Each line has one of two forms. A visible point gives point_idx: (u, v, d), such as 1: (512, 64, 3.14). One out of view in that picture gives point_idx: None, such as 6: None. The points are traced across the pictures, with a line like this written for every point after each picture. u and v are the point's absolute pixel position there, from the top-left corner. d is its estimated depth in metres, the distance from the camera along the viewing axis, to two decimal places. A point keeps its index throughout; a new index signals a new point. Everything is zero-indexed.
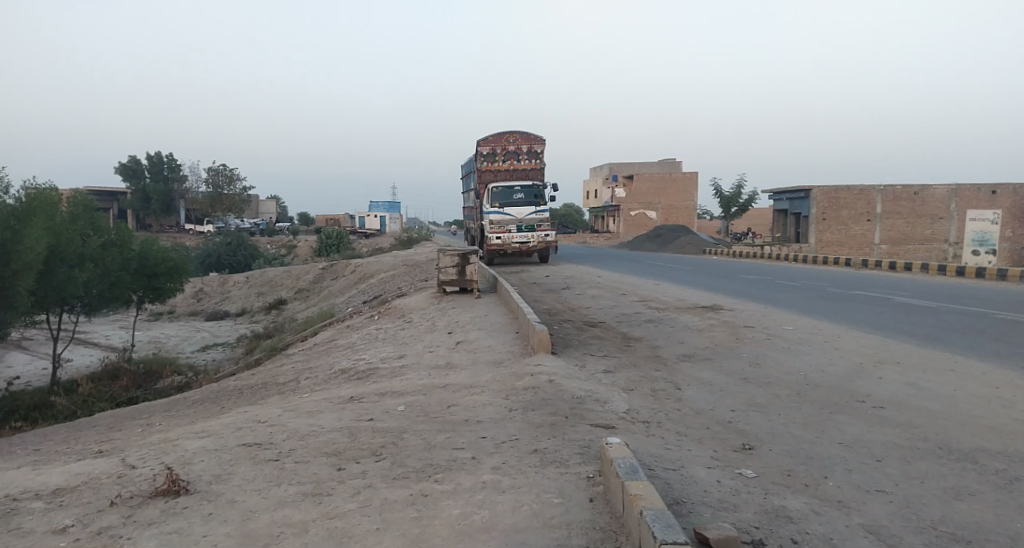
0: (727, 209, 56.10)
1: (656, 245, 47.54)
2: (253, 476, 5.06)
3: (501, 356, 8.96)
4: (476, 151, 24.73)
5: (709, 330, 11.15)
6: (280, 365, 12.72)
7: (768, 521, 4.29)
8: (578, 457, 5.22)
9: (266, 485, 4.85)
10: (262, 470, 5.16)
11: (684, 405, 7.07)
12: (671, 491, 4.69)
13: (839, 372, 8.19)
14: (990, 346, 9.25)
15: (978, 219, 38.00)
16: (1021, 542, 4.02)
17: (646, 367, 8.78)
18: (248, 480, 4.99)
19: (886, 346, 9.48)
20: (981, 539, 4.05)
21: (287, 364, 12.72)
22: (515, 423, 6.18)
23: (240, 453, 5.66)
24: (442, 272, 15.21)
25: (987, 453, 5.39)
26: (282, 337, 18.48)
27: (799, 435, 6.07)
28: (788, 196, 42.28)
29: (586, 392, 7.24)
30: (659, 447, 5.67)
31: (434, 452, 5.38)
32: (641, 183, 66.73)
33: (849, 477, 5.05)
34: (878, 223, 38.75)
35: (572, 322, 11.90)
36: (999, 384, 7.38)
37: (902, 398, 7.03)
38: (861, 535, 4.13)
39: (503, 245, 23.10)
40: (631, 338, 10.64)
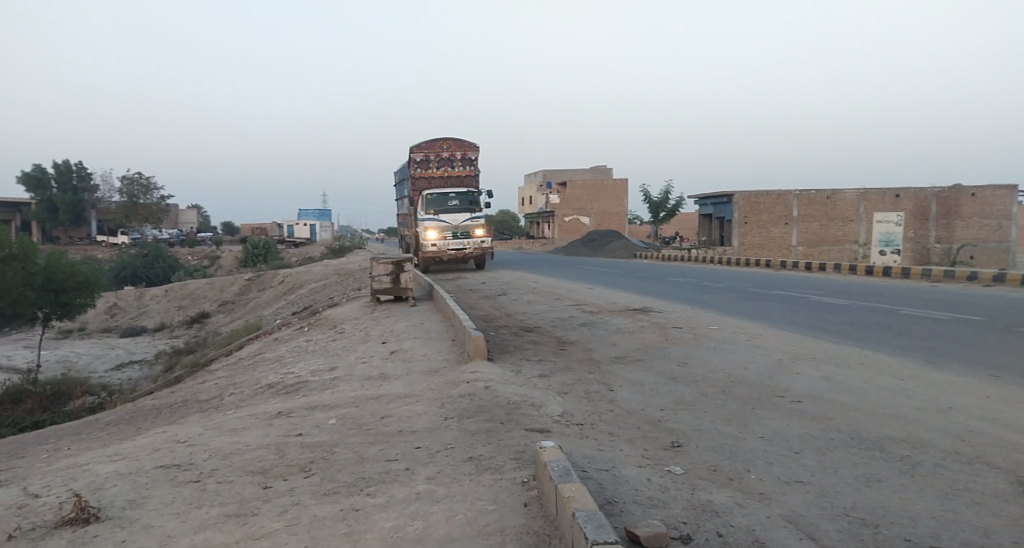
0: (655, 214, 57.47)
1: (590, 249, 48.32)
2: (171, 498, 4.90)
3: (436, 365, 8.94)
4: (409, 158, 24.59)
5: (640, 332, 11.41)
6: (203, 382, 12.29)
7: (695, 517, 4.43)
8: (513, 462, 5.29)
9: (186, 507, 4.70)
10: (181, 492, 4.99)
11: (616, 406, 7.22)
12: (603, 492, 4.79)
13: (761, 370, 8.51)
14: (897, 341, 9.77)
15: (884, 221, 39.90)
16: (923, 523, 4.27)
17: (580, 370, 8.92)
18: (165, 503, 4.82)
19: (804, 343, 9.89)
20: (888, 523, 4.29)
21: (210, 380, 12.32)
22: (450, 431, 6.18)
23: (158, 475, 5.46)
24: (375, 280, 15.05)
25: (893, 441, 5.72)
26: (203, 353, 17.86)
27: (724, 431, 6.29)
28: (712, 201, 43.82)
29: (521, 396, 7.31)
30: (592, 449, 5.78)
31: (366, 465, 5.33)
32: (574, 189, 67.72)
33: (770, 470, 5.27)
34: (794, 226, 40.35)
35: (508, 328, 11.96)
36: (904, 375, 7.83)
37: (818, 392, 7.36)
38: (781, 525, 4.30)
39: (438, 253, 23.02)
40: (566, 342, 10.78)
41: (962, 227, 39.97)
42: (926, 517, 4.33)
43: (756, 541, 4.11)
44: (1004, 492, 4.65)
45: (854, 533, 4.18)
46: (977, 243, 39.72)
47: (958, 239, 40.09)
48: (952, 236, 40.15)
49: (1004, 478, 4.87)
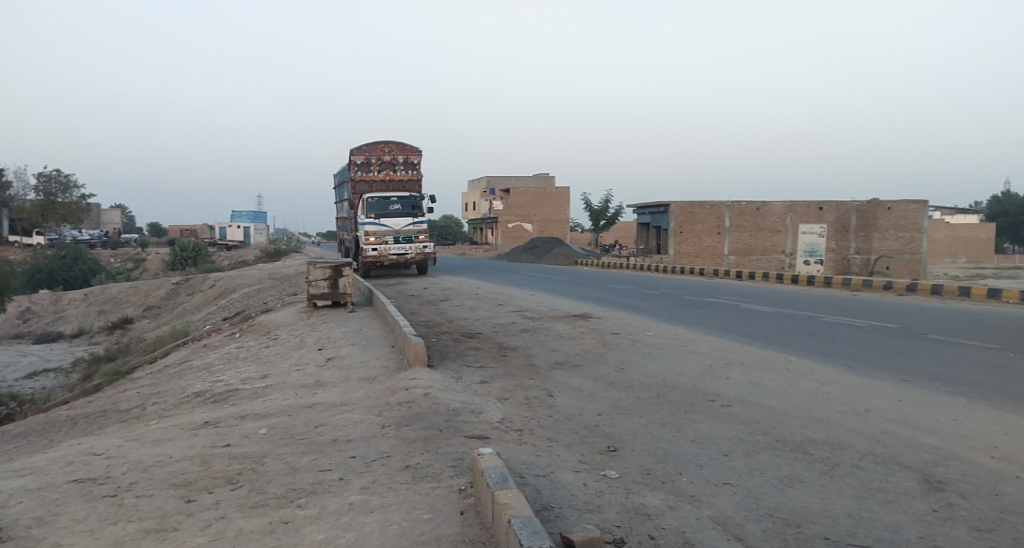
0: (596, 222, 58.26)
1: (532, 255, 48.65)
2: (84, 515, 4.72)
3: (373, 372, 8.84)
4: (350, 160, 24.29)
5: (579, 338, 11.55)
6: (123, 391, 11.82)
7: (628, 520, 4.53)
8: (451, 470, 5.30)
9: (100, 524, 4.53)
10: (95, 508, 4.81)
11: (555, 412, 7.30)
12: (541, 497, 4.84)
13: (693, 374, 8.75)
14: (821, 346, 10.17)
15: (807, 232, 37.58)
16: (840, 521, 4.47)
17: (520, 375, 8.97)
18: (77, 520, 4.63)
19: (734, 349, 10.20)
20: (808, 522, 4.46)
21: (130, 389, 11.86)
22: (387, 439, 6.14)
23: (70, 491, 5.24)
24: (313, 285, 14.80)
25: (814, 443, 5.96)
26: (125, 360, 17.17)
27: (658, 435, 6.43)
28: (650, 211, 44.89)
29: (461, 403, 7.32)
30: (530, 455, 5.82)
31: (298, 475, 5.24)
32: (518, 196, 68.06)
33: (700, 472, 5.42)
34: (726, 236, 41.55)
35: (448, 333, 11.94)
36: (826, 380, 8.17)
37: (747, 396, 7.62)
38: (709, 526, 4.44)
39: (379, 257, 22.80)
40: (507, 348, 10.84)
41: (879, 240, 41.64)
42: (843, 516, 4.53)
43: (686, 542, 4.21)
44: (912, 489, 4.91)
45: (777, 532, 4.33)
46: (893, 255, 41.41)
47: (876, 251, 41.78)
48: (870, 248, 41.81)
49: (914, 476, 5.14)
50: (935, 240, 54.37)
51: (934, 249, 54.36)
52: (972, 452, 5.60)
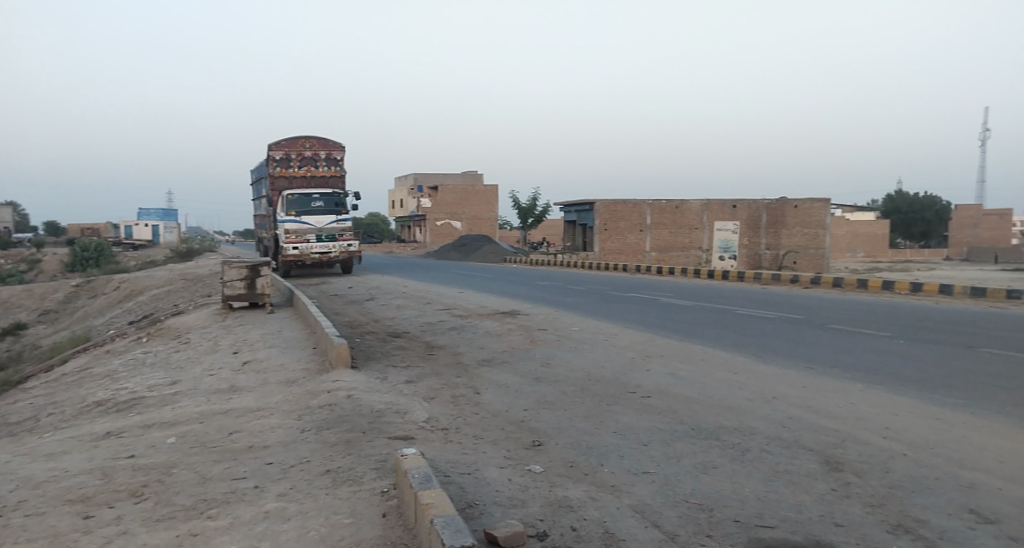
0: (524, 220, 58.60)
1: (460, 253, 48.50)
2: None
3: (293, 375, 8.61)
4: (269, 156, 23.60)
5: (507, 335, 11.58)
6: (15, 402, 11.09)
7: (551, 513, 4.56)
8: (373, 473, 5.22)
9: None
10: None
11: (481, 409, 7.29)
12: (465, 495, 4.82)
13: (616, 367, 8.91)
14: (735, 338, 10.53)
15: (723, 229, 38.83)
16: (749, 504, 4.63)
17: (447, 374, 8.91)
18: None
19: (654, 342, 10.44)
20: (720, 506, 4.61)
21: (24, 400, 11.14)
22: (306, 444, 5.98)
23: None
24: (228, 286, 14.28)
25: (727, 430, 6.17)
26: (18, 369, 16.12)
27: (581, 428, 6.51)
28: (577, 209, 45.56)
29: (386, 404, 7.21)
30: (455, 453, 5.79)
31: (210, 485, 5.04)
32: (445, 194, 67.70)
33: (620, 463, 5.51)
34: (648, 233, 42.53)
35: (373, 333, 11.75)
36: (738, 369, 8.47)
37: (666, 387, 7.82)
38: (628, 515, 4.53)
39: (301, 256, 22.24)
40: (434, 346, 10.75)
41: (787, 236, 43.35)
42: (752, 498, 4.70)
43: (606, 532, 4.28)
44: (815, 470, 5.14)
45: (691, 517, 4.46)
46: (800, 250, 42.95)
47: (784, 247, 43.61)
48: (779, 244, 43.68)
49: (816, 458, 5.39)
50: (837, 236, 57.46)
51: (836, 245, 57.59)
52: (867, 434, 5.92)
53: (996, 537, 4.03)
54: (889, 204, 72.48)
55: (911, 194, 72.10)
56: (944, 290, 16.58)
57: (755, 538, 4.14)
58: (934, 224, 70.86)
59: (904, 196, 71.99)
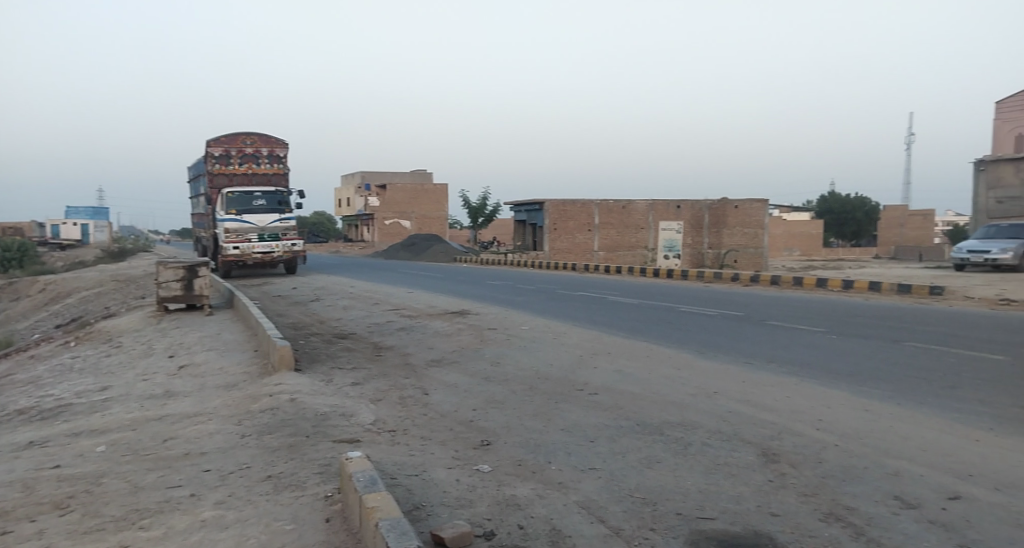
0: (474, 220, 58.49)
1: (409, 253, 48.09)
2: None
3: (234, 379, 8.36)
4: (207, 152, 22.98)
5: (456, 334, 11.52)
6: None
7: (499, 512, 4.53)
8: (316, 477, 5.10)
9: None
10: None
11: (429, 410, 7.21)
12: (411, 497, 4.75)
13: (564, 365, 8.94)
14: (680, 335, 10.68)
15: (668, 229, 39.51)
16: (692, 496, 4.69)
17: (395, 375, 8.79)
18: None
19: (601, 340, 10.52)
20: (664, 499, 4.66)
21: None
22: (247, 450, 5.81)
23: None
24: (163, 287, 13.80)
25: (670, 424, 6.26)
26: None
27: (530, 426, 6.50)
28: (526, 208, 45.70)
29: (331, 407, 7.06)
30: (402, 455, 5.71)
31: (142, 495, 4.84)
32: (394, 193, 67.06)
33: (568, 460, 5.52)
34: (596, 233, 42.93)
35: (318, 335, 11.53)
36: (683, 365, 8.61)
37: (613, 383, 7.89)
38: (575, 511, 4.53)
39: (242, 256, 21.73)
40: (381, 347, 10.61)
41: (728, 236, 44.39)
42: (694, 491, 4.76)
43: (553, 529, 4.26)
44: (754, 462, 5.25)
45: (636, 511, 4.49)
46: (738, 249, 44.12)
47: (725, 246, 44.62)
48: (721, 243, 44.67)
49: (755, 450, 5.50)
50: (775, 235, 59.13)
51: (774, 244, 59.31)
52: (804, 425, 6.07)
53: (920, 520, 4.18)
54: (822, 205, 74.97)
55: (844, 196, 74.69)
56: (873, 287, 17.19)
57: (696, 530, 4.18)
58: (864, 225, 73.58)
59: (836, 197, 74.71)
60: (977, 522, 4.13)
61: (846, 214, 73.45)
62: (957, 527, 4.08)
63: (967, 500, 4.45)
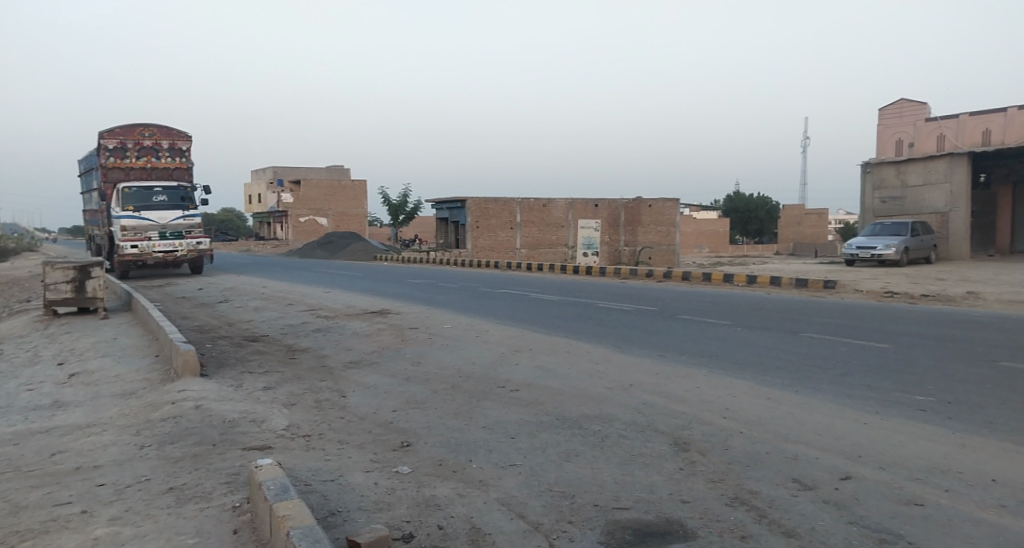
0: (395, 217, 57.66)
1: (326, 251, 46.94)
2: None
3: (132, 387, 7.87)
4: (100, 145, 21.69)
5: (376, 335, 11.27)
6: None
7: (418, 513, 4.41)
8: (223, 487, 4.84)
9: None
10: None
11: (346, 412, 7.00)
12: (327, 503, 4.57)
13: (485, 363, 8.88)
14: (598, 330, 10.81)
15: (585, 227, 40.02)
16: (609, 488, 4.71)
17: (310, 378, 8.50)
18: None
19: (521, 337, 10.52)
20: (583, 491, 4.65)
21: None
22: (145, 461, 5.46)
23: None
24: (51, 290, 12.93)
25: (588, 418, 6.28)
26: None
27: (450, 425, 6.40)
28: (448, 206, 45.42)
29: (240, 413, 6.75)
30: (317, 460, 5.50)
31: (25, 515, 4.46)
32: (309, 189, 65.38)
33: (489, 457, 5.45)
34: (518, 230, 43.10)
35: (227, 338, 11.02)
36: (601, 359, 8.70)
37: (533, 379, 7.88)
38: (495, 508, 4.46)
39: (141, 255, 20.54)
40: (296, 349, 10.26)
41: (642, 233, 45.67)
42: (610, 482, 4.78)
43: (472, 527, 4.18)
44: (667, 451, 5.33)
45: (555, 505, 4.46)
46: (652, 246, 45.68)
47: (640, 243, 45.86)
48: (636, 241, 45.78)
49: (668, 439, 5.59)
50: (685, 233, 61.11)
51: (684, 242, 61.29)
52: (713, 414, 6.22)
53: (814, 500, 4.33)
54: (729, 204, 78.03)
55: (748, 195, 77.97)
56: (774, 282, 17.94)
57: (612, 520, 4.19)
58: (766, 223, 77.09)
59: (741, 197, 77.96)
60: (867, 500, 4.32)
61: (749, 213, 76.74)
62: (849, 505, 4.25)
63: (856, 479, 4.65)
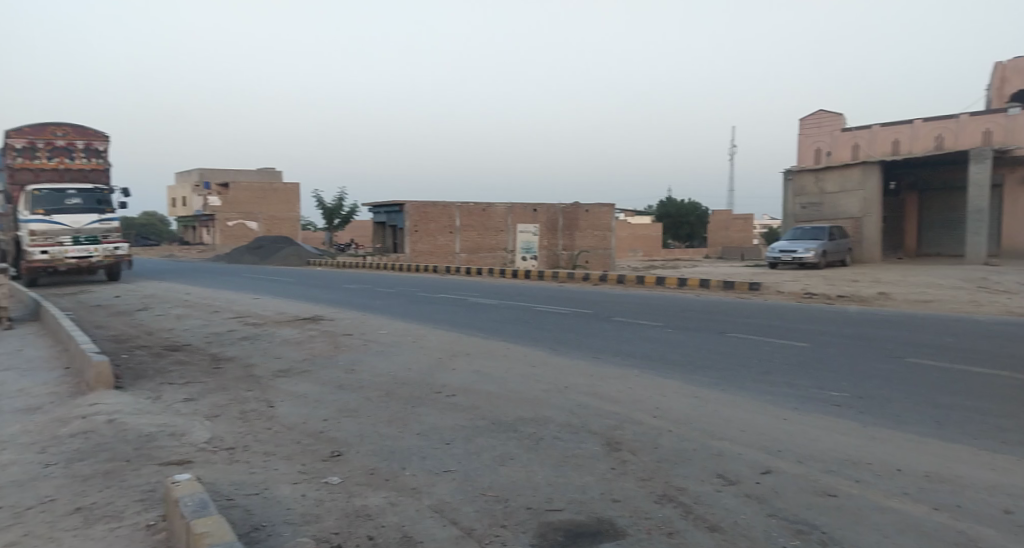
0: (330, 221, 56.61)
1: (258, 256, 45.69)
2: None
3: (40, 402, 7.42)
4: (7, 144, 20.51)
5: (308, 342, 10.98)
6: None
7: (347, 525, 4.28)
8: (138, 505, 4.60)
9: None
10: None
11: (274, 423, 6.77)
12: (251, 518, 4.39)
13: (421, 369, 8.75)
14: (535, 333, 10.82)
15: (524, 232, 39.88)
16: (543, 490, 4.67)
17: (236, 388, 8.20)
18: None
19: (458, 341, 10.43)
20: (516, 495, 4.60)
21: None
22: (52, 481, 5.13)
23: None
24: None
25: (523, 421, 6.25)
26: None
27: (383, 433, 6.26)
28: (385, 209, 44.94)
29: (158, 427, 6.44)
30: (242, 474, 5.29)
31: None
32: (238, 191, 63.59)
33: (422, 464, 5.34)
34: (458, 235, 42.84)
35: (146, 348, 10.53)
36: (537, 362, 8.69)
37: (469, 384, 7.81)
38: (427, 516, 4.36)
39: (52, 261, 19.46)
40: (221, 359, 9.90)
41: (580, 238, 46.05)
42: (543, 485, 4.75)
43: (404, 537, 4.08)
44: (599, 451, 5.34)
45: (488, 510, 4.39)
46: (590, 250, 46.28)
47: (577, 248, 46.25)
48: (574, 245, 46.17)
49: (600, 440, 5.61)
50: (621, 237, 62.11)
51: (620, 246, 62.31)
52: (644, 414, 6.27)
53: (738, 495, 4.39)
54: (661, 208, 79.80)
55: (680, 200, 80.03)
56: (703, 284, 18.36)
57: (545, 523, 4.15)
58: (697, 228, 79.16)
59: (672, 203, 79.82)
60: (793, 494, 4.41)
61: (681, 218, 78.68)
62: (776, 498, 4.33)
63: (776, 473, 4.75)
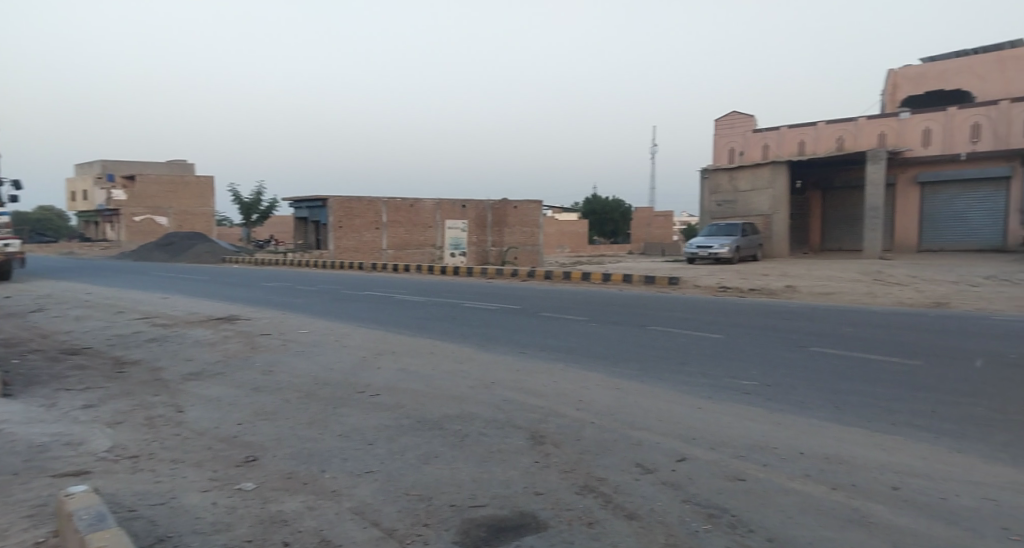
0: (247, 216, 54.77)
1: (169, 253, 43.71)
2: None
3: None
4: None
5: (223, 343, 10.54)
6: None
7: (261, 531, 4.09)
8: (28, 521, 4.26)
9: None
10: None
11: (184, 429, 6.43)
12: (155, 529, 4.14)
13: (344, 368, 8.52)
14: (462, 330, 10.72)
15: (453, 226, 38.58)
16: (467, 487, 4.59)
17: (142, 393, 7.76)
18: None
19: (383, 339, 10.23)
20: (439, 493, 4.51)
21: None
22: None
23: None
24: None
25: (449, 418, 6.15)
26: None
27: (302, 435, 6.04)
28: (307, 204, 43.86)
29: (52, 437, 6.01)
30: (147, 483, 4.99)
31: None
32: (145, 185, 60.61)
33: (343, 466, 5.18)
34: (384, 230, 42.27)
35: (41, 353, 9.85)
36: (464, 359, 8.60)
37: (394, 382, 7.65)
38: (347, 519, 4.21)
39: None
40: (127, 362, 9.36)
41: (508, 234, 46.12)
42: (468, 481, 4.67)
43: (321, 541, 3.92)
44: (524, 445, 5.31)
45: (411, 510, 4.28)
46: (518, 247, 46.30)
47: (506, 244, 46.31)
48: (502, 241, 46.08)
49: (525, 434, 5.57)
50: (548, 233, 62.52)
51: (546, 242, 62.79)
52: (569, 407, 6.28)
53: (658, 483, 4.43)
54: (586, 205, 80.88)
55: (603, 197, 81.44)
56: (626, 279, 18.65)
57: (467, 519, 4.08)
58: (620, 224, 80.62)
59: (597, 200, 81.07)
60: (714, 479, 4.49)
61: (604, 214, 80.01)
62: (698, 484, 4.40)
63: (693, 460, 4.83)
